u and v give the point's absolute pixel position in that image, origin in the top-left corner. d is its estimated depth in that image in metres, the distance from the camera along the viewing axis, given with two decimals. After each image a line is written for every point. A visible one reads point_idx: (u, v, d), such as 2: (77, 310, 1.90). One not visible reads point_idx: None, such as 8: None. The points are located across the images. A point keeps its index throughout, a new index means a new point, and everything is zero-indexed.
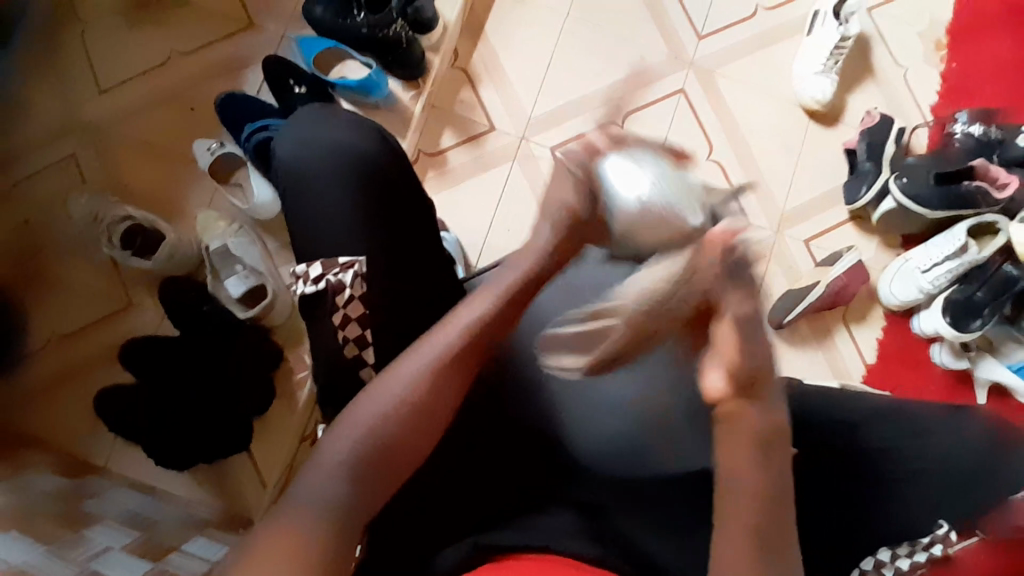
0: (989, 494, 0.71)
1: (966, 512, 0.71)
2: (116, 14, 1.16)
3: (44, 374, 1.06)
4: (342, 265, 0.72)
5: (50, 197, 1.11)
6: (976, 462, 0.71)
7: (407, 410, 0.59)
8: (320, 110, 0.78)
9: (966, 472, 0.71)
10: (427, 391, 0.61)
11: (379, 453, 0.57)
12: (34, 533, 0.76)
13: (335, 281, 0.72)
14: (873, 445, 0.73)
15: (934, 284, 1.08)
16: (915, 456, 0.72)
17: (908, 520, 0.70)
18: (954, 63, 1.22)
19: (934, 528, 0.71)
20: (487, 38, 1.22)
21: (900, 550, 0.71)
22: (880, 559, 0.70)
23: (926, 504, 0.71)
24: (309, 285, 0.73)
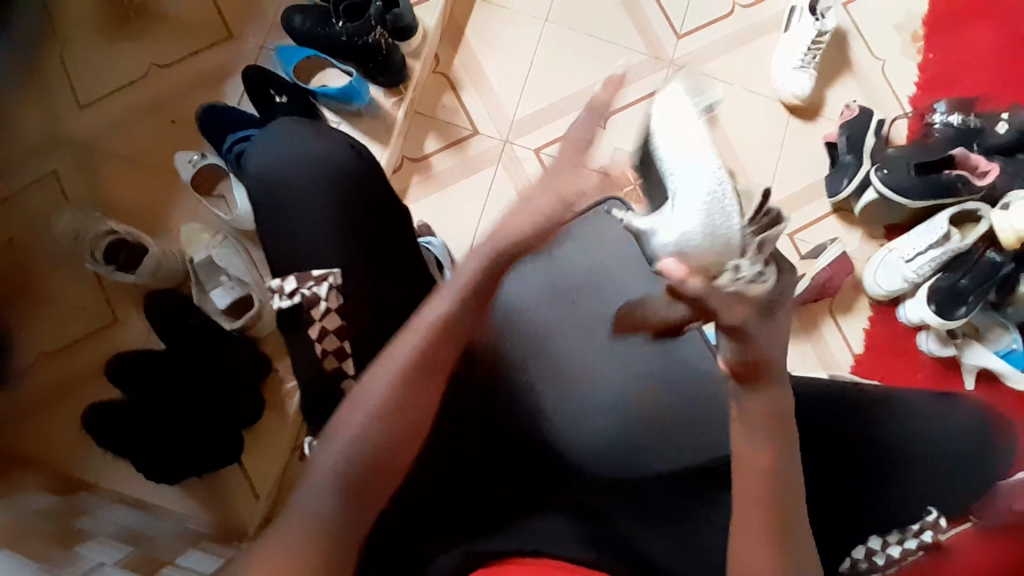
0: (979, 481, 0.73)
1: (957, 499, 0.73)
2: (94, 30, 1.16)
3: (30, 393, 1.05)
4: (316, 278, 0.72)
5: (31, 215, 1.10)
6: (967, 447, 0.73)
7: (388, 415, 0.58)
8: (294, 124, 0.79)
9: (957, 459, 0.72)
10: (403, 396, 0.59)
11: (362, 463, 0.57)
12: (25, 551, 0.75)
13: (309, 294, 0.71)
14: (868, 432, 0.73)
15: (918, 272, 1.09)
16: (909, 441, 0.73)
17: (902, 506, 0.70)
18: (932, 54, 1.23)
19: (923, 515, 0.70)
20: (467, 42, 1.22)
21: (890, 538, 0.69)
22: (871, 546, 0.69)
23: (922, 491, 0.71)
24: (286, 301, 0.73)
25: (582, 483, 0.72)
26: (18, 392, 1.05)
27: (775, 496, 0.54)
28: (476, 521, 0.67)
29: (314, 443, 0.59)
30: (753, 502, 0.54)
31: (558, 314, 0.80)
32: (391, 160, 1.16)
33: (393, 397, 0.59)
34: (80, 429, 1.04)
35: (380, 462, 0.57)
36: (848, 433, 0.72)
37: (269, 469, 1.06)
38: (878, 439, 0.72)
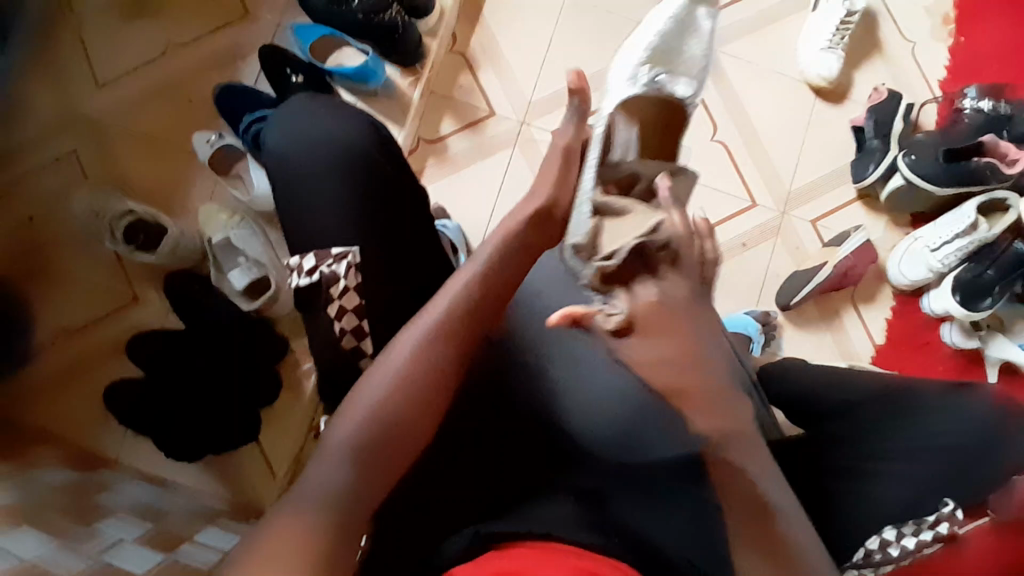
0: (991, 475, 0.71)
1: (968, 492, 0.70)
2: (112, 9, 1.15)
3: (55, 369, 1.08)
4: (336, 256, 0.72)
5: (53, 195, 1.12)
6: (977, 440, 0.70)
7: (405, 385, 0.60)
8: (312, 104, 0.79)
9: (974, 456, 0.70)
10: (421, 363, 0.61)
11: (383, 435, 0.57)
12: (48, 526, 0.78)
13: (329, 272, 0.71)
14: (873, 424, 0.73)
15: (943, 262, 1.06)
16: (914, 437, 0.71)
17: (916, 499, 0.69)
18: (964, 37, 1.19)
19: (939, 506, 0.70)
20: (484, 22, 1.20)
21: (905, 530, 0.69)
22: (885, 538, 0.69)
23: (934, 484, 0.70)
24: (304, 278, 0.73)
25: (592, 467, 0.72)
26: (39, 369, 1.07)
27: (762, 488, 0.55)
28: (491, 506, 0.67)
29: (328, 423, 0.59)
30: (739, 492, 0.55)
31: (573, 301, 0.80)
32: (407, 142, 1.16)
33: (412, 366, 0.61)
34: (101, 407, 1.07)
35: (397, 435, 0.58)
36: (851, 428, 0.73)
37: (285, 448, 1.08)
38: (881, 435, 0.72)
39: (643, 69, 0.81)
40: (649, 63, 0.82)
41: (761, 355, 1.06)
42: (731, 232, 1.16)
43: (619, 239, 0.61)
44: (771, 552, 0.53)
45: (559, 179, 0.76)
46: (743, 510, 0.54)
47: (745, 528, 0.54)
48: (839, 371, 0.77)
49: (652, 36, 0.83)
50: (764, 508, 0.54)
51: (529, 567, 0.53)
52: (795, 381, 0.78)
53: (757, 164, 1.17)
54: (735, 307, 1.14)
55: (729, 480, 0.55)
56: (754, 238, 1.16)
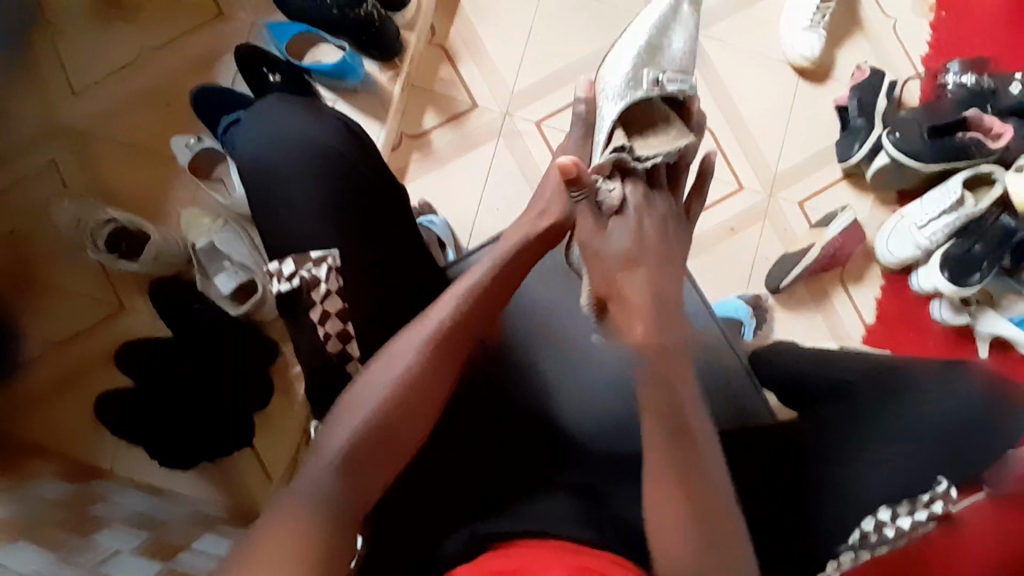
0: (987, 453, 0.71)
1: (964, 472, 0.70)
2: (84, 14, 1.13)
3: (44, 383, 1.06)
4: (315, 260, 0.71)
5: (33, 206, 1.10)
6: (970, 418, 0.70)
7: (403, 393, 0.59)
8: (288, 105, 0.77)
9: (971, 433, 0.70)
10: (421, 371, 0.61)
11: (379, 443, 0.57)
12: (42, 540, 0.77)
13: (309, 277, 0.71)
14: (862, 404, 0.73)
15: (931, 239, 1.06)
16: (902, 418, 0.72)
17: (913, 476, 0.69)
18: (945, 12, 1.18)
19: (933, 485, 0.69)
20: (462, 12, 1.18)
21: (900, 509, 0.68)
22: (880, 518, 0.68)
23: (929, 463, 0.70)
24: (284, 283, 0.72)
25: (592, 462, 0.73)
26: (27, 384, 1.06)
27: (688, 417, 0.59)
28: (488, 504, 0.66)
29: (322, 428, 0.59)
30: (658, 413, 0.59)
31: (563, 296, 0.81)
32: (390, 138, 1.14)
33: (412, 375, 0.60)
34: (91, 418, 1.06)
35: (393, 444, 0.58)
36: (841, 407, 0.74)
37: (279, 452, 1.07)
38: (872, 414, 0.72)
39: (643, 74, 0.74)
40: (646, 63, 0.75)
41: (753, 338, 1.06)
42: (719, 217, 1.15)
43: (647, 149, 0.74)
44: (701, 518, 0.53)
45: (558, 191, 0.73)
46: (673, 442, 0.57)
47: (672, 462, 0.56)
48: (824, 352, 0.80)
49: (644, 35, 0.77)
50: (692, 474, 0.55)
51: (525, 563, 0.53)
52: (785, 364, 0.81)
53: (743, 147, 1.17)
54: (726, 291, 1.14)
55: (659, 397, 0.60)
56: (743, 222, 1.15)
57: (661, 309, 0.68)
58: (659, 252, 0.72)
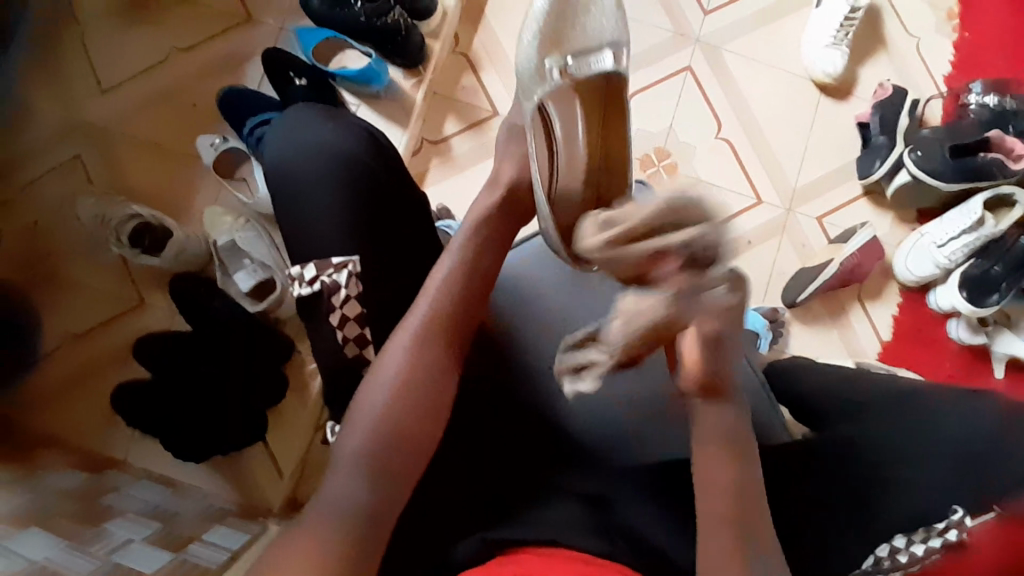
0: (1003, 475, 0.66)
1: (979, 499, 0.67)
2: (117, 17, 1.16)
3: (63, 373, 1.08)
4: (336, 265, 0.72)
5: (60, 200, 1.12)
6: (986, 446, 0.67)
7: (404, 388, 0.61)
8: (305, 110, 0.78)
9: (983, 459, 0.67)
10: (416, 363, 0.62)
11: (389, 438, 0.58)
12: (56, 527, 0.78)
13: (330, 281, 0.72)
14: (880, 431, 0.72)
15: (950, 258, 1.05)
16: (912, 439, 0.70)
17: (921, 501, 0.67)
18: (968, 32, 1.18)
19: (948, 513, 0.66)
20: (486, 22, 1.20)
21: (914, 537, 0.66)
22: (894, 545, 0.66)
23: (940, 489, 0.67)
24: (304, 288, 0.72)
25: (603, 472, 0.72)
26: (46, 374, 1.08)
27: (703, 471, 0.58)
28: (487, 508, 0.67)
29: (337, 437, 0.61)
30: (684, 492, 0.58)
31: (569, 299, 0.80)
32: (411, 142, 1.16)
33: (407, 368, 0.62)
34: (108, 410, 1.07)
35: (400, 437, 0.59)
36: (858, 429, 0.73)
37: (291, 450, 1.08)
38: (883, 435, 0.71)
39: (546, 66, 0.76)
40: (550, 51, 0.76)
41: (768, 352, 1.05)
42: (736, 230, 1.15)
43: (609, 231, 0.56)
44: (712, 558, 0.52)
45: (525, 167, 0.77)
46: None
47: None
48: (850, 371, 0.80)
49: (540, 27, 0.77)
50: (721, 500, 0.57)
51: (534, 569, 0.53)
52: (801, 383, 0.81)
53: (762, 161, 1.17)
54: None
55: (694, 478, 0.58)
56: (759, 236, 1.15)
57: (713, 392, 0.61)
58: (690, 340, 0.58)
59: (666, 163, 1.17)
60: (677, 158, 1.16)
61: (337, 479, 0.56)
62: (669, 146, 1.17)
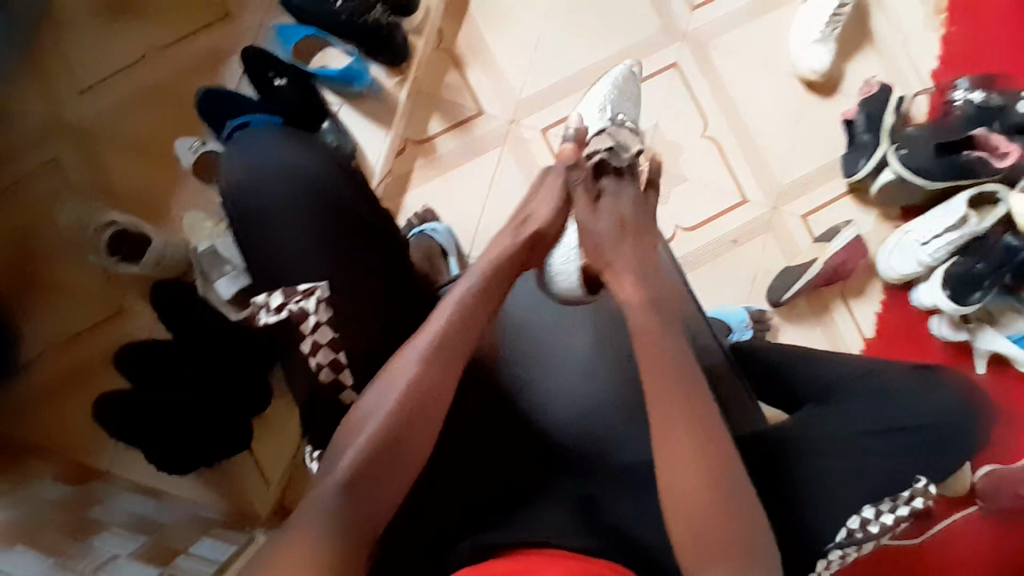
0: (957, 449, 0.74)
1: (940, 467, 0.73)
2: (85, 13, 1.12)
3: (40, 380, 1.06)
4: (303, 292, 0.70)
5: (30, 203, 1.09)
6: (946, 419, 0.74)
7: (406, 409, 0.61)
8: (262, 130, 0.77)
9: (940, 435, 0.73)
10: (422, 386, 0.62)
11: (389, 454, 0.59)
12: (39, 543, 0.76)
13: (299, 309, 0.70)
14: (854, 425, 0.74)
15: (933, 256, 1.06)
16: (866, 421, 0.74)
17: (893, 477, 0.72)
18: (954, 28, 1.18)
19: (914, 483, 0.72)
20: (472, 17, 1.17)
21: (883, 506, 0.71)
22: (865, 516, 0.71)
23: (905, 461, 0.72)
24: (272, 315, 0.71)
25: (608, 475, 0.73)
26: (25, 383, 1.05)
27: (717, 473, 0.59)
28: (477, 519, 0.67)
29: (332, 449, 0.61)
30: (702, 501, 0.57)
31: (549, 318, 0.81)
32: (394, 142, 1.14)
33: (415, 389, 0.62)
34: (88, 418, 1.05)
35: (400, 458, 0.60)
36: (837, 424, 0.74)
37: (279, 457, 1.07)
38: (846, 416, 0.74)
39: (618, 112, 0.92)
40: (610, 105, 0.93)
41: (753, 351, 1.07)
42: (721, 228, 1.15)
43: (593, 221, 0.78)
44: None
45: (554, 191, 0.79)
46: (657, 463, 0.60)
47: None
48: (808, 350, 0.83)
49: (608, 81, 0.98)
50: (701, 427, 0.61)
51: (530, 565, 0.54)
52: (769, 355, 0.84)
53: (748, 158, 1.17)
54: (726, 302, 1.14)
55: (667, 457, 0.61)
56: (746, 233, 1.15)
57: (660, 304, 0.70)
58: (637, 239, 0.76)
59: None
60: (665, 156, 1.16)
61: (330, 490, 0.57)
62: (657, 145, 1.16)
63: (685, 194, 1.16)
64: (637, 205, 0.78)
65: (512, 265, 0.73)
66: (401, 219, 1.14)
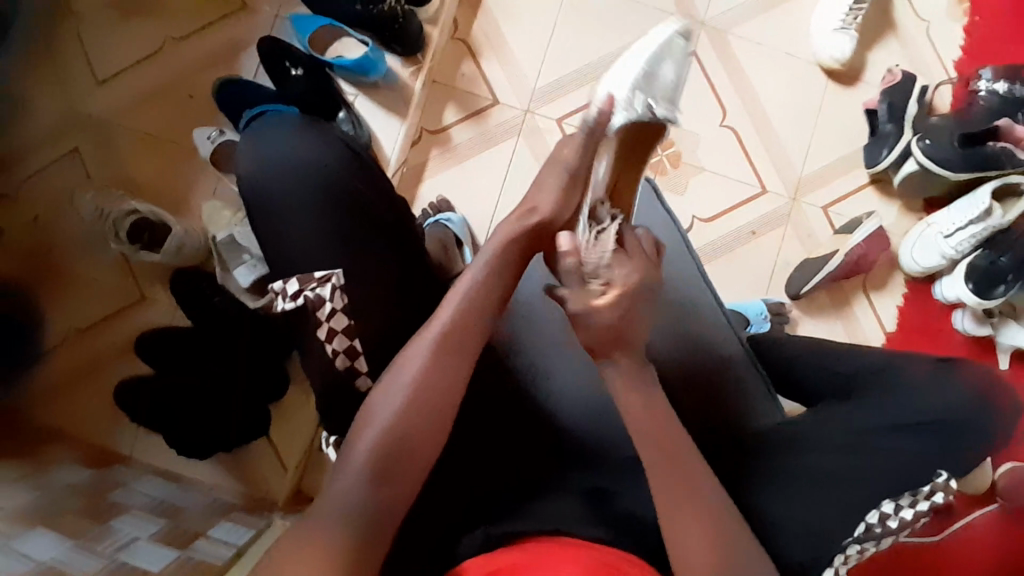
0: (978, 441, 0.73)
1: (960, 461, 0.72)
2: (105, 6, 1.13)
3: (65, 368, 1.08)
4: (320, 279, 0.71)
5: (55, 193, 1.11)
6: (961, 413, 0.73)
7: (416, 400, 0.61)
8: (277, 118, 0.78)
9: (961, 429, 0.72)
10: (430, 377, 0.62)
11: (400, 444, 0.60)
12: (61, 525, 0.78)
13: (314, 296, 0.71)
14: (870, 422, 0.73)
15: (957, 249, 1.04)
16: (884, 413, 0.74)
17: (913, 471, 0.71)
18: (978, 15, 1.15)
19: (933, 477, 0.71)
20: (486, 7, 1.17)
21: (903, 501, 0.70)
22: (885, 510, 0.70)
23: (924, 455, 0.71)
24: (288, 303, 0.72)
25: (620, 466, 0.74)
26: (51, 369, 1.08)
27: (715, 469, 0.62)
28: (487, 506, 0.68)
29: (348, 438, 0.62)
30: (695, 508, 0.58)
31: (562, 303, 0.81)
32: (410, 133, 1.14)
33: (422, 381, 0.62)
34: (111, 403, 1.08)
35: (411, 448, 0.60)
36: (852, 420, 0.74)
37: (295, 444, 1.08)
38: (861, 413, 0.74)
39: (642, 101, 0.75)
40: (642, 87, 0.76)
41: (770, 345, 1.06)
42: (739, 221, 1.14)
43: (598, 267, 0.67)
44: None
45: (563, 193, 0.76)
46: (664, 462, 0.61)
47: None
48: (826, 343, 0.82)
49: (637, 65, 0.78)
50: (685, 435, 0.63)
51: (537, 553, 0.55)
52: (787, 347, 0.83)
53: (766, 149, 1.15)
54: (744, 295, 1.13)
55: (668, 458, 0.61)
56: (764, 225, 1.14)
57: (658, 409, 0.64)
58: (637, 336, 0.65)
59: (670, 152, 1.15)
60: (681, 147, 1.14)
61: (347, 483, 0.58)
62: (673, 135, 1.15)
63: (701, 186, 1.14)
64: (646, 290, 0.66)
65: (522, 252, 0.72)
66: (417, 209, 1.15)
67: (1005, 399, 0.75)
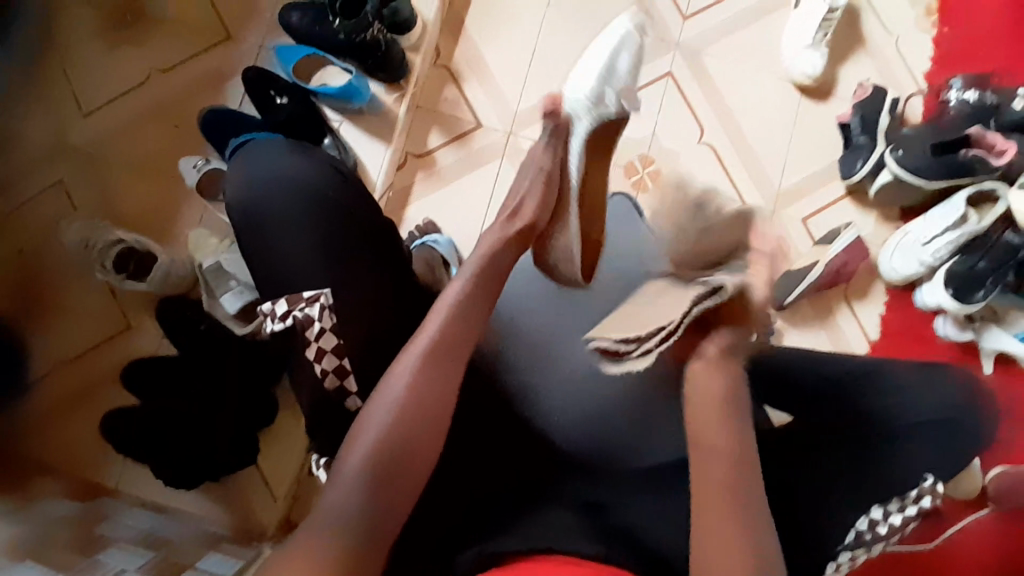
0: (968, 444, 0.73)
1: (949, 463, 0.72)
2: (91, 40, 1.15)
3: (51, 400, 1.07)
4: (308, 299, 0.71)
5: (41, 225, 1.11)
6: (947, 413, 0.73)
7: (406, 411, 0.61)
8: (263, 142, 0.79)
9: (949, 429, 0.73)
10: (419, 388, 0.62)
11: (393, 457, 0.59)
12: (47, 560, 0.76)
13: (303, 316, 0.70)
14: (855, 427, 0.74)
15: (935, 256, 1.06)
16: (868, 419, 0.75)
17: (904, 473, 0.71)
18: (947, 28, 1.19)
19: (920, 481, 0.70)
20: (468, 32, 1.20)
21: (891, 507, 0.70)
22: (873, 517, 0.69)
23: (914, 458, 0.71)
24: (278, 323, 0.72)
25: (611, 479, 0.74)
26: (37, 402, 1.07)
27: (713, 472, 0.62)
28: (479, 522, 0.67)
29: (339, 453, 0.62)
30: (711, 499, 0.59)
31: (556, 320, 0.82)
32: (395, 157, 1.15)
33: (412, 391, 0.62)
34: (97, 434, 1.06)
35: (404, 461, 0.60)
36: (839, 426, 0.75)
37: (283, 472, 1.07)
38: (848, 420, 0.75)
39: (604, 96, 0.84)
40: (606, 82, 0.85)
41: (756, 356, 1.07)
42: None
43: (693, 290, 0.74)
44: None
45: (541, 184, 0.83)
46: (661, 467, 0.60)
47: None
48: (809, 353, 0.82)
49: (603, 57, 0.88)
50: None
51: None
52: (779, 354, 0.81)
53: (744, 164, 1.17)
54: None
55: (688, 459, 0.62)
56: None
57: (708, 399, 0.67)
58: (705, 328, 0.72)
59: (650, 169, 1.17)
60: (661, 163, 1.17)
61: (339, 498, 0.57)
62: (653, 152, 1.17)
63: None
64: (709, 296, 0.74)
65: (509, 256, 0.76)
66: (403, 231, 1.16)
67: (986, 398, 0.76)
